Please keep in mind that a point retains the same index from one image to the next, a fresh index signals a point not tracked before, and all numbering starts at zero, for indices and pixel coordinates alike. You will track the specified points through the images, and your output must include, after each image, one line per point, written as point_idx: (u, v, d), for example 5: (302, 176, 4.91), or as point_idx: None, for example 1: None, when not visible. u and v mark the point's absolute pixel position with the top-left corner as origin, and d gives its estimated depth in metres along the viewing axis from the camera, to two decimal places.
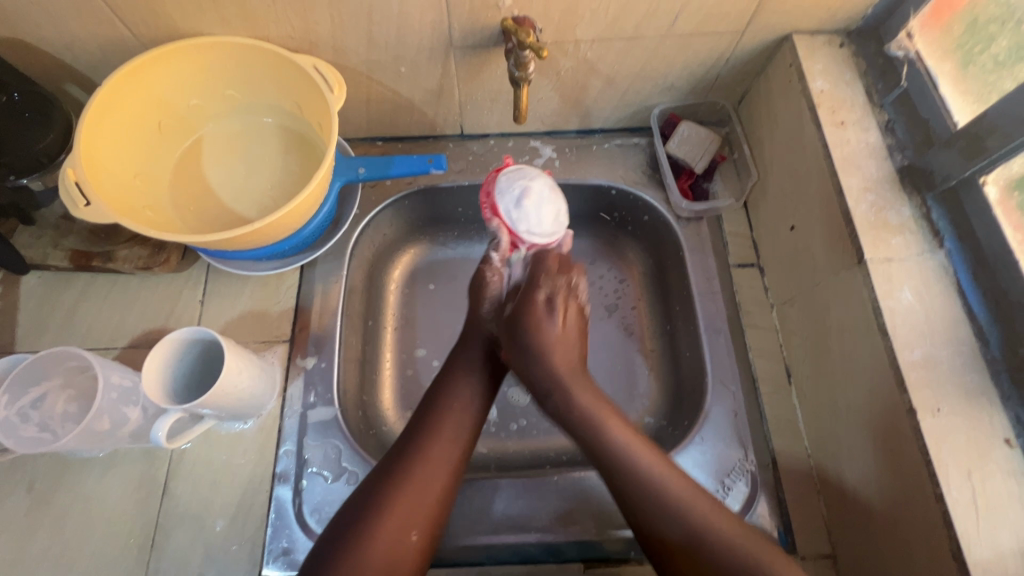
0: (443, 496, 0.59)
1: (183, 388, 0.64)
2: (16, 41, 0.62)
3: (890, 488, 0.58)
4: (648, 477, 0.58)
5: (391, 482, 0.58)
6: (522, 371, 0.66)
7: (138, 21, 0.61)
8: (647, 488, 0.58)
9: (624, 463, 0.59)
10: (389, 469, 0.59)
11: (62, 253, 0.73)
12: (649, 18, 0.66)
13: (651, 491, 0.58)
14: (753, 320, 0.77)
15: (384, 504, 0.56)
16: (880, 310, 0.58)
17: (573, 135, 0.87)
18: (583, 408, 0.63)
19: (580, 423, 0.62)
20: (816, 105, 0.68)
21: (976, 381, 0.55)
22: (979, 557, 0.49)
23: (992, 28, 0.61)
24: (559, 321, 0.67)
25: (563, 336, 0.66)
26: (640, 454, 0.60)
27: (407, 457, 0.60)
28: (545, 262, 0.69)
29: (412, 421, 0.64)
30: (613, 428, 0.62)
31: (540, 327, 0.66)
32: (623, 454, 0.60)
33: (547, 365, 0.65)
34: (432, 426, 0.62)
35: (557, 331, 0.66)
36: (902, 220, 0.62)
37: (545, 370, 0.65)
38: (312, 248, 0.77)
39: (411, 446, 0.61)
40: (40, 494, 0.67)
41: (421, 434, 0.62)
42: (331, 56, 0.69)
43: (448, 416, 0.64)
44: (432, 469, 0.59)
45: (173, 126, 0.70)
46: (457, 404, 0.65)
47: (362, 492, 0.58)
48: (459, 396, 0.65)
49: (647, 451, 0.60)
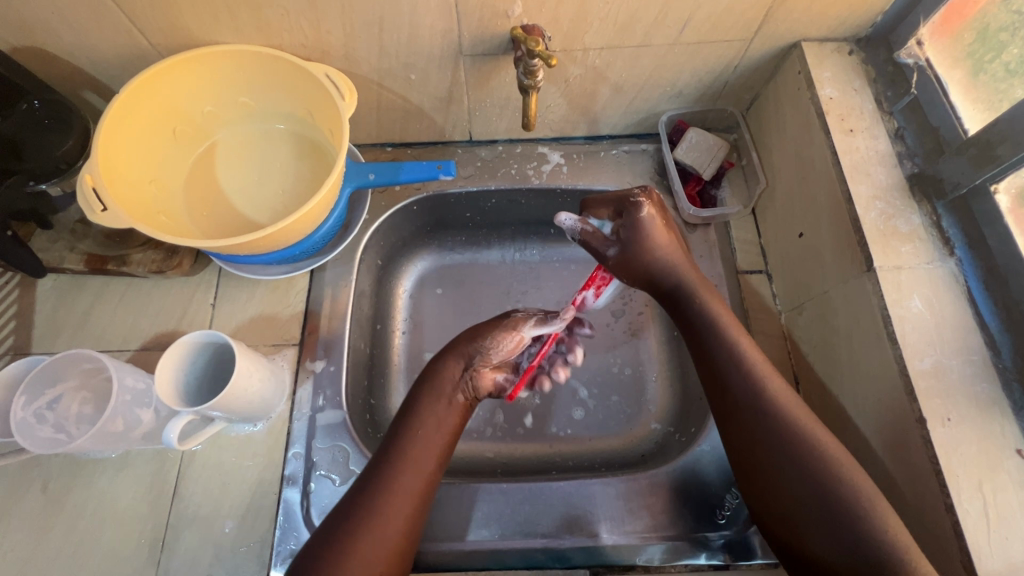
0: (406, 534, 0.58)
1: (194, 390, 0.65)
2: (36, 51, 0.64)
3: (901, 499, 0.57)
4: (739, 358, 0.62)
5: (350, 527, 0.56)
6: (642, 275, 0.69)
7: (155, 30, 0.63)
8: (748, 384, 0.60)
9: (732, 354, 0.62)
10: (360, 494, 0.59)
11: (78, 256, 0.74)
12: (657, 26, 0.66)
13: (750, 382, 0.60)
14: (761, 327, 0.77)
15: (349, 543, 0.55)
16: (890, 318, 0.58)
17: (581, 141, 0.87)
18: (710, 317, 0.65)
19: (710, 326, 0.64)
20: (824, 113, 0.68)
21: (987, 391, 0.55)
22: (990, 569, 0.49)
23: (1004, 36, 0.61)
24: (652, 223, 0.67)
25: (660, 232, 0.68)
26: (739, 339, 0.63)
27: (366, 498, 0.58)
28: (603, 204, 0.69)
29: (380, 450, 0.63)
30: (708, 299, 0.66)
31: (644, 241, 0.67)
32: (726, 346, 0.63)
33: (670, 262, 0.68)
34: (399, 452, 0.62)
35: (667, 241, 0.68)
36: (912, 228, 0.62)
37: (669, 262, 0.68)
38: (321, 253, 0.78)
39: (382, 474, 0.60)
40: (54, 493, 0.68)
41: (388, 461, 0.61)
42: (343, 64, 0.70)
43: (414, 442, 0.63)
44: (394, 511, 0.58)
45: (187, 132, 0.71)
46: (425, 440, 0.63)
47: (327, 528, 0.57)
48: (418, 433, 0.63)
49: (788, 393, 0.60)
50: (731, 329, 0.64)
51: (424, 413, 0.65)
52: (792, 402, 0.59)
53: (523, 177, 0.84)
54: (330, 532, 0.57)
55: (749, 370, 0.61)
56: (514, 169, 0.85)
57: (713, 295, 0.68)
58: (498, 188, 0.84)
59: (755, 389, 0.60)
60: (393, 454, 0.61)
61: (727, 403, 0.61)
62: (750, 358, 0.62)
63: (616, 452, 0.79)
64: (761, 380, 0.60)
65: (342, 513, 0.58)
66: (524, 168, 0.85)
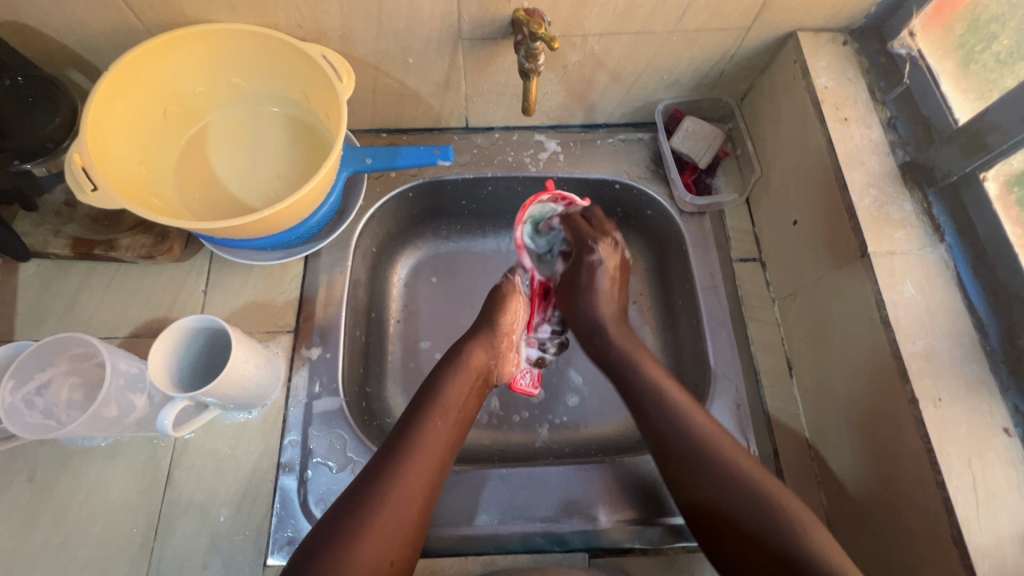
0: (421, 514, 0.57)
1: (187, 376, 0.63)
2: (19, 25, 0.62)
3: (891, 476, 0.59)
4: (678, 413, 0.63)
5: (376, 495, 0.56)
6: (572, 312, 0.75)
7: (144, 7, 0.61)
8: (684, 441, 0.61)
9: (665, 408, 0.64)
10: (375, 474, 0.57)
11: (63, 241, 0.72)
12: (658, 13, 0.67)
13: (685, 433, 0.61)
14: (755, 313, 0.78)
15: (365, 524, 0.54)
16: (884, 302, 0.59)
17: (578, 129, 0.88)
18: (619, 350, 0.70)
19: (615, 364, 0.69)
20: (819, 101, 0.69)
21: (976, 371, 0.56)
22: (980, 543, 0.50)
23: (994, 27, 0.63)
24: (606, 273, 0.74)
25: (610, 291, 0.74)
26: (687, 415, 0.63)
27: (406, 439, 0.60)
28: (580, 228, 0.75)
29: (398, 431, 0.61)
30: (612, 329, 0.72)
31: (591, 286, 0.74)
32: (663, 407, 0.64)
33: (594, 309, 0.73)
34: (421, 430, 0.61)
35: (606, 286, 0.74)
36: (904, 214, 0.63)
37: (591, 315, 0.73)
38: (316, 239, 0.77)
39: (402, 450, 0.59)
40: (41, 483, 0.66)
41: (407, 440, 0.60)
42: (340, 46, 0.69)
43: (434, 425, 0.62)
44: (420, 467, 0.59)
45: (179, 113, 0.70)
46: (444, 421, 0.63)
47: (347, 498, 0.56)
48: (450, 403, 0.64)
49: (725, 437, 0.61)
50: (669, 388, 0.65)
51: (448, 397, 0.65)
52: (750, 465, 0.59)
53: (520, 165, 0.84)
54: (352, 497, 0.56)
55: (693, 424, 0.62)
56: (511, 157, 0.85)
57: (634, 343, 0.71)
58: (495, 175, 0.83)
59: (710, 452, 0.60)
60: (413, 432, 0.61)
61: (670, 454, 0.62)
62: (694, 416, 0.62)
63: (611, 438, 0.80)
64: (699, 425, 0.62)
65: (362, 481, 0.57)
66: (521, 155, 0.85)
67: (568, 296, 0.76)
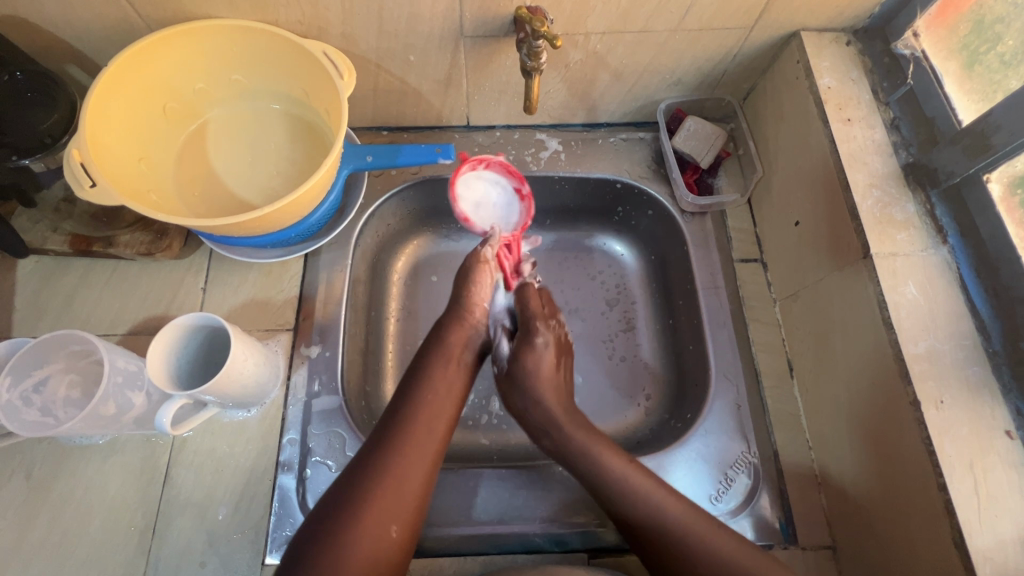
0: (418, 495, 0.58)
1: (185, 375, 0.63)
2: (19, 20, 0.61)
3: (891, 478, 0.59)
4: (615, 479, 0.62)
5: (367, 480, 0.56)
6: (519, 411, 0.69)
7: (144, 3, 0.60)
8: (630, 510, 0.60)
9: (604, 478, 0.62)
10: (364, 462, 0.58)
11: (62, 237, 0.72)
12: (661, 12, 0.66)
13: (628, 500, 0.60)
14: (756, 314, 0.78)
15: (359, 510, 0.54)
16: (886, 303, 0.59)
17: (579, 129, 0.87)
18: (580, 448, 0.64)
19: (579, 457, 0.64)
20: (822, 102, 0.69)
21: (978, 374, 0.56)
22: (981, 546, 0.50)
23: (999, 28, 0.62)
24: (547, 361, 0.70)
25: (552, 376, 0.69)
26: (629, 480, 0.61)
27: (393, 426, 0.60)
28: (530, 308, 0.72)
29: (386, 419, 0.62)
30: (565, 417, 0.67)
31: (529, 377, 0.69)
32: (599, 472, 0.63)
33: (542, 407, 0.68)
34: (408, 416, 0.61)
35: (550, 380, 0.69)
36: (907, 216, 0.63)
37: (540, 412, 0.68)
38: (315, 237, 0.76)
39: (391, 436, 0.60)
40: (38, 480, 0.66)
41: (395, 426, 0.60)
42: (341, 43, 0.68)
43: (422, 410, 0.62)
44: (410, 452, 0.59)
45: (178, 110, 0.69)
46: (431, 407, 0.63)
47: (340, 485, 0.56)
48: (436, 389, 0.65)
49: (670, 503, 0.60)
50: (605, 455, 0.63)
51: (434, 383, 0.65)
52: (711, 534, 0.58)
53: (521, 163, 0.84)
54: (345, 485, 0.56)
55: (629, 487, 0.61)
56: (512, 155, 0.84)
57: (590, 432, 0.66)
58: None
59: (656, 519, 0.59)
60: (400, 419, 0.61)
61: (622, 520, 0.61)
62: (631, 479, 0.61)
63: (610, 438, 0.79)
64: (638, 489, 0.61)
65: (353, 469, 0.57)
66: (522, 154, 0.85)
67: (513, 376, 0.70)
